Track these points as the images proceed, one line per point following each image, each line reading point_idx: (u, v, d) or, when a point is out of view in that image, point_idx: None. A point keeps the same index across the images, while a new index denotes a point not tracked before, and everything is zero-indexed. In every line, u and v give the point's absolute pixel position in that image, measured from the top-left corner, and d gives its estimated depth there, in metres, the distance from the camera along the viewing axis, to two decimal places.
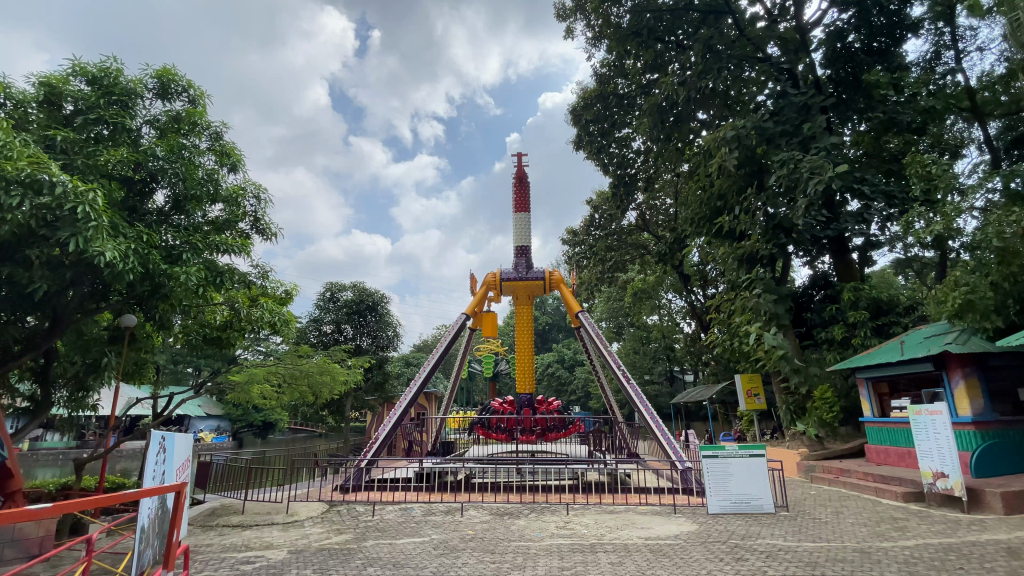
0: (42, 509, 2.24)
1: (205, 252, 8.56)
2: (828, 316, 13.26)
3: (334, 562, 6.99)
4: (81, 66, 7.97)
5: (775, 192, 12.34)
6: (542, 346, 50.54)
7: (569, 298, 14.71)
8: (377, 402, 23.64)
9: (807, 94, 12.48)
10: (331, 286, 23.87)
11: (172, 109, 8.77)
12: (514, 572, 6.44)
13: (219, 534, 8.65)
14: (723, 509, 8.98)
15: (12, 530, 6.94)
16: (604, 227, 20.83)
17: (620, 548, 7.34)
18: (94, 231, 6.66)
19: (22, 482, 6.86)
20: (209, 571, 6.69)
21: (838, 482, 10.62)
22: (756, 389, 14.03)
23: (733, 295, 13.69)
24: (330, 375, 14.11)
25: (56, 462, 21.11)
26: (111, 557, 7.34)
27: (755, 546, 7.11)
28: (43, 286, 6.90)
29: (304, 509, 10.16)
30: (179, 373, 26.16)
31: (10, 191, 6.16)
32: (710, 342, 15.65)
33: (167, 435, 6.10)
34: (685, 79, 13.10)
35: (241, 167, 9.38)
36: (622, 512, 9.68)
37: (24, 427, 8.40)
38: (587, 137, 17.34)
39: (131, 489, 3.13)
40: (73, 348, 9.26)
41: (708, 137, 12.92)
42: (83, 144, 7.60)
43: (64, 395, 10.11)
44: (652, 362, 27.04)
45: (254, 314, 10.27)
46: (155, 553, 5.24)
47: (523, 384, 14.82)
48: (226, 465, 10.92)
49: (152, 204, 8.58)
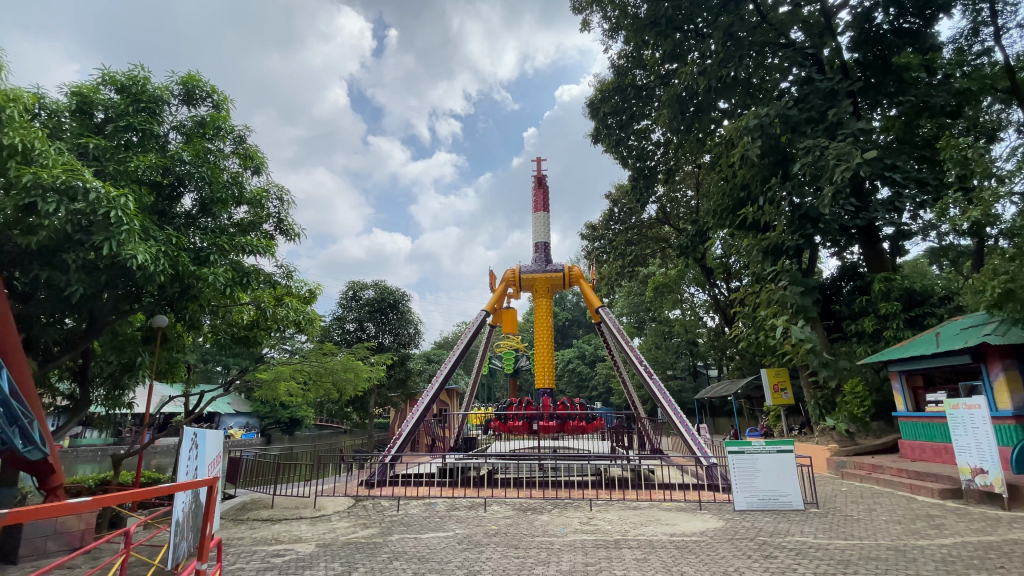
0: (82, 502, 2.19)
1: (231, 254, 8.84)
2: (858, 308, 12.79)
3: (361, 556, 7.11)
4: (110, 75, 8.35)
5: (800, 180, 12.03)
6: (562, 342, 50.37)
7: (589, 293, 14.54)
8: (400, 398, 23.94)
9: (834, 79, 12.02)
10: (354, 286, 24.20)
11: (197, 114, 9.09)
12: (539, 568, 6.43)
13: (250, 528, 8.90)
14: (751, 506, 8.85)
15: (54, 524, 7.39)
16: (624, 221, 20.48)
17: (645, 544, 7.29)
18: (127, 235, 6.94)
19: (63, 477, 7.62)
20: (241, 563, 6.90)
21: (870, 479, 10.36)
22: (783, 383, 13.71)
23: (757, 288, 13.37)
24: (354, 372, 14.32)
25: (95, 459, 22.10)
26: (148, 550, 7.63)
27: (783, 543, 6.97)
28: (81, 289, 7.19)
29: (331, 504, 10.37)
30: (209, 372, 26.80)
31: (46, 199, 6.50)
32: (735, 336, 15.34)
33: (199, 431, 6.34)
34: (705, 69, 12.74)
35: (264, 169, 9.71)
36: (646, 508, 9.63)
37: (65, 425, 8.79)
38: (606, 130, 17.03)
39: (171, 481, 3.14)
40: (110, 348, 9.67)
41: (730, 127, 12.58)
42: (113, 150, 7.93)
43: (102, 393, 10.53)
44: (674, 357, 26.73)
45: (280, 313, 10.53)
46: (190, 544, 5.91)
47: (541, 380, 14.61)
48: (254, 461, 11.23)
49: (179, 208, 8.85)
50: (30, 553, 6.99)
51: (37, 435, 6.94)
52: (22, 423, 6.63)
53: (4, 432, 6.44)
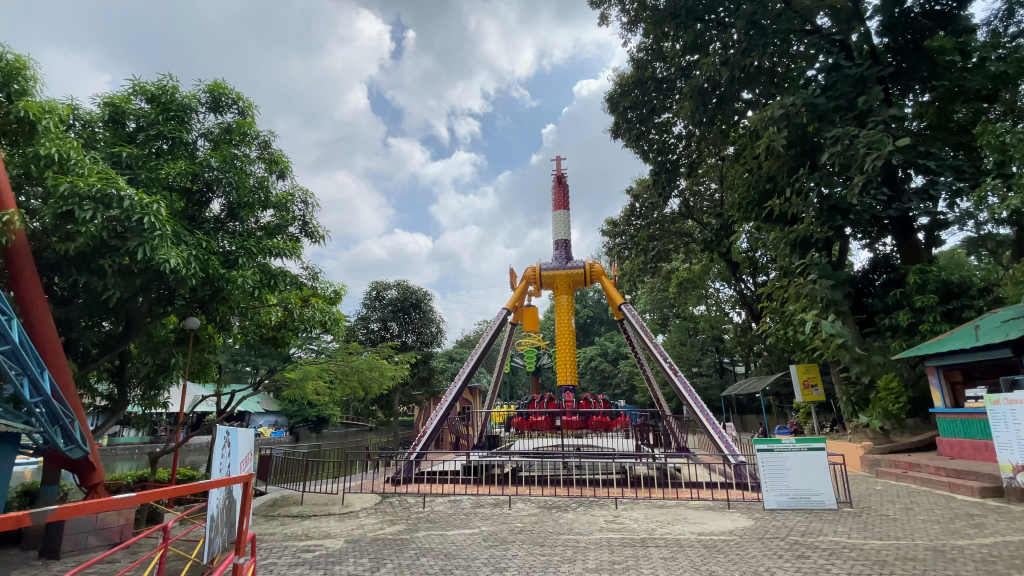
0: (129, 497, 2.24)
1: (259, 257, 9.10)
2: (891, 301, 12.36)
3: (389, 552, 7.21)
4: (141, 86, 8.69)
5: (829, 171, 11.63)
6: (585, 340, 50.10)
7: (611, 290, 14.40)
8: (423, 397, 24.19)
9: (863, 65, 11.58)
10: (377, 286, 24.53)
11: (224, 122, 9.35)
12: (564, 566, 6.41)
13: (281, 524, 9.12)
14: (781, 505, 8.65)
15: (94, 520, 7.75)
16: (646, 216, 20.12)
17: (672, 543, 7.19)
18: (159, 240, 7.21)
19: (103, 475, 7.97)
20: (274, 558, 7.09)
21: (906, 477, 10.01)
22: (813, 379, 13.35)
23: (785, 283, 13.03)
24: (379, 370, 14.51)
25: (132, 456, 22.93)
26: (184, 544, 7.92)
27: (816, 543, 6.79)
28: (117, 293, 7.44)
29: (359, 501, 10.55)
30: (238, 372, 27.45)
31: (83, 207, 6.80)
32: (762, 331, 14.99)
33: (231, 430, 6.51)
34: (727, 59, 12.42)
35: (289, 174, 9.92)
36: (672, 507, 9.52)
37: (104, 424, 9.18)
38: (626, 124, 16.76)
39: (209, 477, 3.21)
40: (145, 349, 10.03)
41: (754, 118, 12.24)
42: (145, 159, 8.25)
43: (139, 394, 10.92)
44: (700, 355, 26.33)
45: (306, 314, 10.75)
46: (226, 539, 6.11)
47: (564, 377, 14.55)
48: (284, 458, 11.52)
49: (208, 213, 9.12)
50: (73, 548, 7.34)
51: (78, 434, 7.35)
52: (64, 422, 7.02)
53: (45, 431, 6.88)
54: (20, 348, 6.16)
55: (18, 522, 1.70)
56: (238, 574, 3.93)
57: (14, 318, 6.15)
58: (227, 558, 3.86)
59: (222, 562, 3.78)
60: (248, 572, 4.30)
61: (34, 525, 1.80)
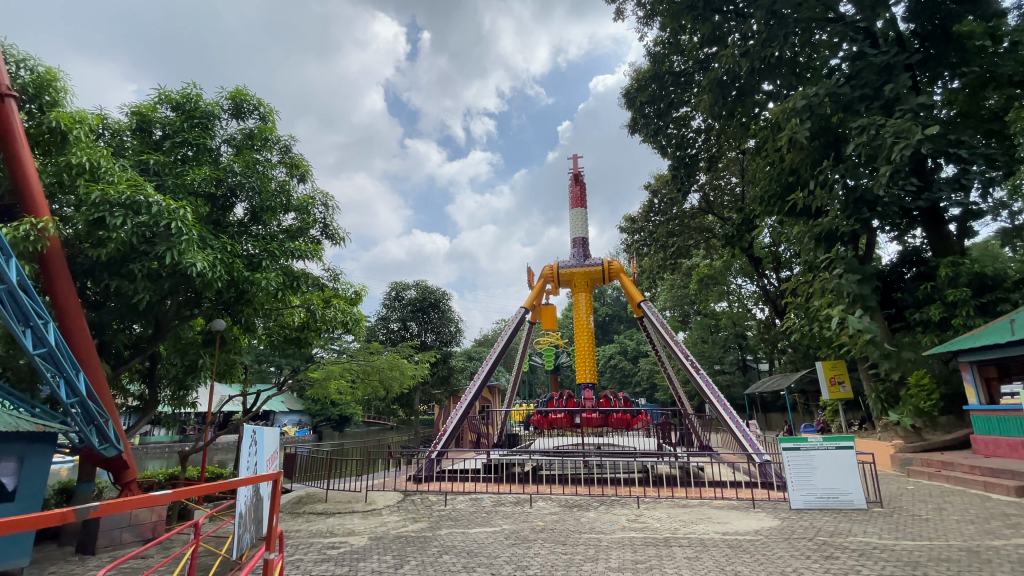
0: (166, 493, 2.34)
1: (281, 259, 9.34)
2: (922, 295, 11.97)
3: (412, 550, 7.29)
4: (166, 95, 8.96)
5: (855, 162, 11.30)
6: (604, 338, 49.80)
7: (630, 288, 14.27)
8: (443, 395, 24.37)
9: (889, 52, 11.21)
10: (396, 286, 24.79)
11: (246, 127, 9.57)
12: (586, 564, 6.39)
13: (307, 521, 9.31)
14: (808, 505, 8.47)
15: (128, 517, 8.02)
16: (665, 212, 19.85)
17: (696, 543, 7.10)
18: (186, 244, 7.43)
19: (136, 472, 8.24)
20: (300, 555, 7.23)
21: (940, 476, 9.70)
22: (841, 376, 13.03)
23: (810, 277, 12.72)
24: (399, 370, 14.67)
25: (163, 455, 23.62)
26: (214, 540, 8.16)
27: (844, 544, 6.64)
28: (147, 296, 7.69)
29: (382, 498, 10.70)
30: (263, 372, 28.03)
31: (114, 213, 7.05)
32: (787, 327, 14.68)
33: (258, 429, 6.66)
34: (747, 50, 12.15)
35: (309, 177, 10.09)
36: (695, 506, 9.41)
37: (137, 423, 9.49)
38: (643, 119, 16.59)
39: (239, 477, 3.33)
40: (174, 351, 10.32)
41: (775, 109, 11.94)
42: (171, 165, 8.49)
43: (169, 394, 11.22)
44: (722, 352, 25.96)
45: (329, 315, 10.94)
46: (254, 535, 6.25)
47: (584, 375, 14.49)
48: (308, 456, 11.75)
49: (232, 217, 9.34)
50: (108, 544, 7.62)
51: (112, 434, 7.60)
52: (99, 422, 7.29)
53: (81, 431, 7.17)
54: (55, 350, 6.56)
55: (56, 518, 1.76)
56: (267, 571, 3.90)
57: (51, 322, 6.57)
58: (256, 554, 3.82)
59: (252, 557, 3.72)
60: (277, 569, 4.29)
61: (73, 521, 1.89)
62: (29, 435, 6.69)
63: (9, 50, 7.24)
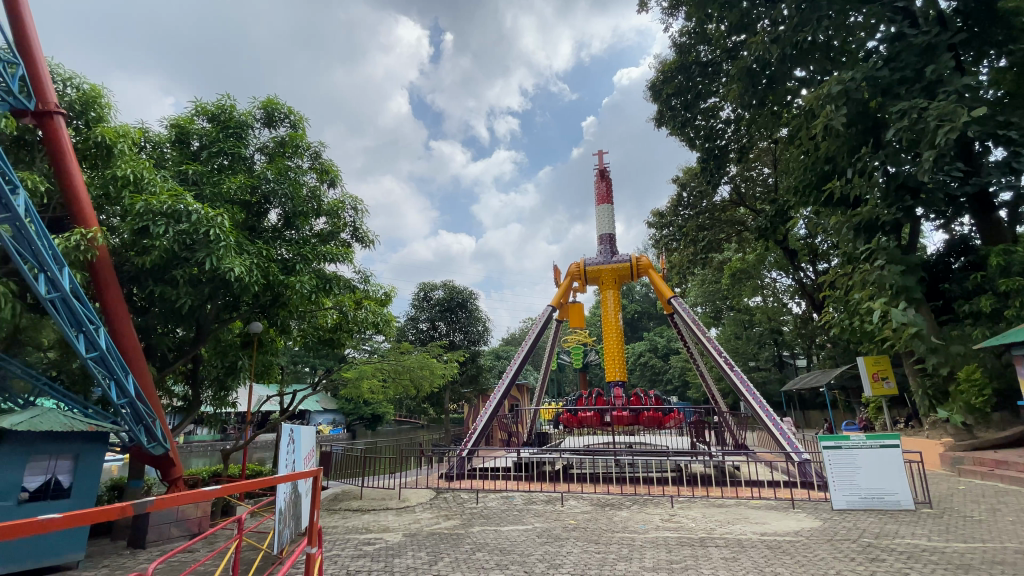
0: (216, 489, 2.44)
1: (314, 262, 9.63)
2: (972, 286, 11.34)
3: (445, 546, 7.39)
4: (202, 107, 9.33)
5: (896, 148, 10.77)
6: (634, 335, 49.16)
7: (660, 283, 14.04)
8: (472, 394, 24.55)
9: (931, 32, 10.62)
10: (424, 286, 25.15)
11: (277, 135, 9.86)
12: (620, 564, 6.33)
13: (343, 517, 9.54)
14: (851, 505, 8.17)
15: (176, 512, 8.43)
16: (694, 206, 19.39)
17: (733, 543, 6.95)
18: (224, 250, 7.72)
19: (182, 469, 8.61)
20: (337, 550, 7.42)
21: (994, 476, 9.21)
22: (884, 371, 12.50)
23: (849, 269, 12.20)
24: (429, 369, 14.85)
25: (206, 453, 24.60)
26: (256, 535, 8.46)
27: (891, 546, 6.38)
28: (188, 301, 8.02)
29: (414, 495, 10.87)
30: (298, 372, 28.87)
31: (157, 222, 7.37)
32: (825, 321, 14.16)
33: (295, 427, 6.87)
34: (778, 36, 11.74)
35: (339, 182, 10.33)
36: (732, 506, 9.20)
37: (182, 423, 9.93)
38: (670, 111, 16.31)
39: (281, 475, 3.45)
40: (215, 352, 10.76)
41: (809, 96, 11.48)
42: (209, 174, 8.84)
43: (210, 394, 11.68)
44: (757, 348, 25.31)
45: (360, 316, 11.19)
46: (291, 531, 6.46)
47: (613, 373, 14.36)
48: (343, 454, 12.05)
49: (267, 223, 9.63)
50: (157, 539, 8.00)
51: (160, 433, 7.99)
52: (147, 422, 7.68)
53: (131, 429, 7.55)
54: (106, 354, 6.94)
55: (116, 514, 1.84)
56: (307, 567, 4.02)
57: (101, 327, 6.94)
58: (299, 548, 3.84)
59: (293, 550, 3.85)
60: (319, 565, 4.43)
61: (131, 515, 2.01)
62: (83, 435, 7.06)
63: (57, 70, 7.67)
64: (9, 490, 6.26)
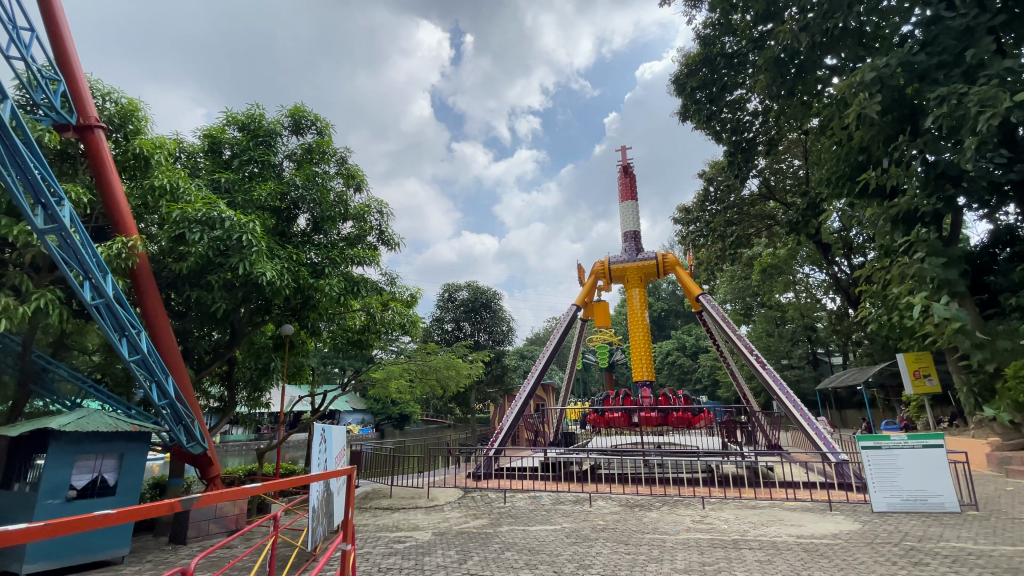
0: (254, 487, 2.49)
1: (342, 266, 9.85)
2: (1020, 278, 10.76)
3: (475, 545, 7.43)
4: (233, 117, 9.63)
5: (935, 135, 10.27)
6: (661, 334, 48.46)
7: (687, 281, 13.81)
8: (498, 394, 24.63)
9: (970, 14, 9.90)
10: (449, 287, 25.39)
11: (305, 142, 10.09)
12: (652, 565, 6.26)
13: (374, 515, 9.70)
14: (892, 508, 7.86)
15: (214, 510, 8.73)
16: (721, 200, 18.94)
17: (768, 546, 6.78)
18: (256, 255, 7.95)
19: (220, 468, 8.89)
20: (369, 548, 7.55)
21: None
22: (926, 368, 11.98)
23: (887, 263, 11.70)
24: (455, 370, 14.93)
25: (242, 452, 25.37)
26: (291, 532, 8.70)
27: (936, 549, 6.11)
28: (223, 305, 8.28)
29: (443, 495, 10.97)
30: (328, 373, 29.55)
31: (192, 229, 7.66)
32: (862, 317, 13.64)
33: (327, 427, 7.03)
34: (806, 24, 11.36)
35: (364, 186, 10.51)
36: (766, 508, 8.97)
37: (218, 423, 10.28)
38: (694, 105, 16.02)
39: (313, 474, 3.51)
40: (249, 354, 11.10)
41: (840, 84, 11.09)
42: (240, 182, 9.14)
43: (245, 395, 12.03)
44: (790, 345, 24.64)
45: (387, 317, 11.35)
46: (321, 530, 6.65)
47: (640, 372, 14.16)
48: (372, 454, 12.25)
49: (296, 228, 9.85)
50: (197, 535, 8.29)
51: (198, 432, 8.29)
52: (186, 422, 7.97)
53: (172, 429, 7.86)
54: (147, 357, 7.23)
55: (158, 510, 1.90)
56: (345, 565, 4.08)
57: (143, 331, 7.23)
58: (334, 545, 3.79)
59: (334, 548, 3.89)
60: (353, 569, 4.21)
61: (181, 511, 2.10)
62: (126, 435, 7.37)
63: (96, 86, 8.03)
64: (58, 489, 6.57)
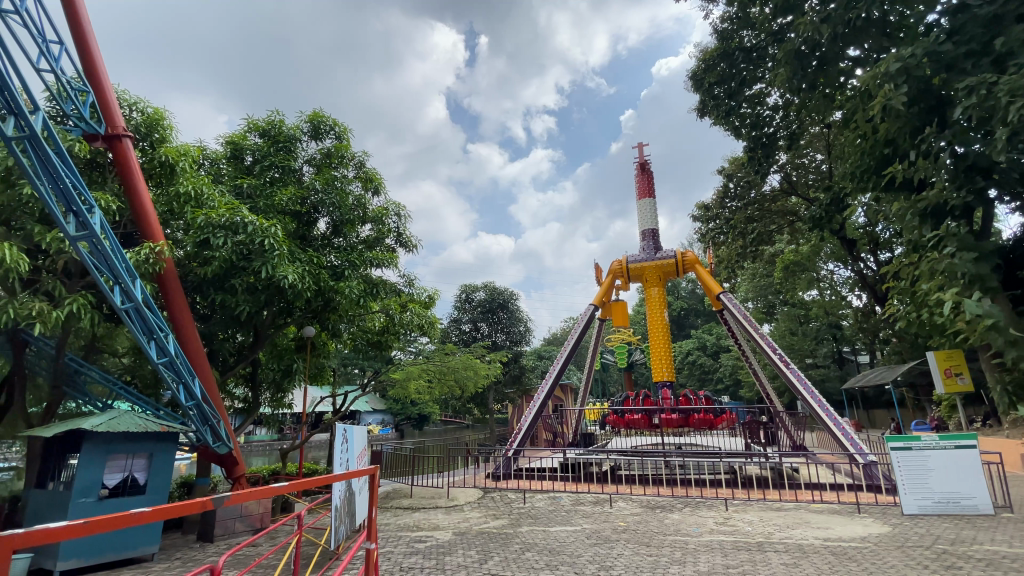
0: (280, 486, 2.53)
1: (361, 268, 9.98)
2: None
3: (495, 545, 7.44)
4: (254, 123, 9.84)
5: (964, 126, 9.92)
6: (681, 333, 47.89)
7: (707, 279, 13.62)
8: (516, 395, 24.66)
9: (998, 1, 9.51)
10: (466, 288, 25.50)
11: (324, 147, 10.25)
12: (674, 567, 6.19)
13: (395, 515, 9.80)
14: (923, 510, 7.63)
15: (240, 508, 8.92)
16: (742, 197, 18.62)
17: (794, 548, 6.66)
18: (278, 258, 8.10)
19: (245, 468, 9.08)
20: (390, 547, 7.64)
21: None
22: (958, 367, 11.54)
23: (915, 258, 11.38)
24: (474, 370, 14.99)
25: (266, 451, 25.83)
26: (313, 530, 8.83)
27: (969, 553, 5.91)
28: (247, 308, 8.47)
29: (462, 495, 11.01)
30: (348, 374, 29.91)
31: (216, 234, 7.85)
32: (889, 314, 13.28)
33: (348, 428, 7.12)
34: (827, 15, 11.08)
35: (382, 189, 10.63)
36: (791, 510, 8.80)
37: (243, 423, 10.50)
38: (713, 101, 15.78)
39: (337, 474, 3.55)
40: (272, 356, 11.32)
41: (864, 76, 10.81)
42: (262, 187, 9.33)
43: (268, 396, 12.26)
44: (815, 344, 24.14)
45: (406, 318, 11.46)
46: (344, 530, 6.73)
47: (660, 372, 14.01)
48: (392, 453, 12.37)
49: (316, 231, 10.01)
50: (224, 533, 8.48)
51: (224, 432, 8.48)
52: (212, 422, 8.16)
53: (199, 429, 8.05)
54: (175, 359, 7.43)
55: (188, 509, 1.94)
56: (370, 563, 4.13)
57: (170, 334, 7.42)
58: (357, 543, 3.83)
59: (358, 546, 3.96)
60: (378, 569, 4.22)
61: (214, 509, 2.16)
62: (155, 435, 7.58)
63: (123, 96, 8.27)
64: (91, 487, 6.79)
